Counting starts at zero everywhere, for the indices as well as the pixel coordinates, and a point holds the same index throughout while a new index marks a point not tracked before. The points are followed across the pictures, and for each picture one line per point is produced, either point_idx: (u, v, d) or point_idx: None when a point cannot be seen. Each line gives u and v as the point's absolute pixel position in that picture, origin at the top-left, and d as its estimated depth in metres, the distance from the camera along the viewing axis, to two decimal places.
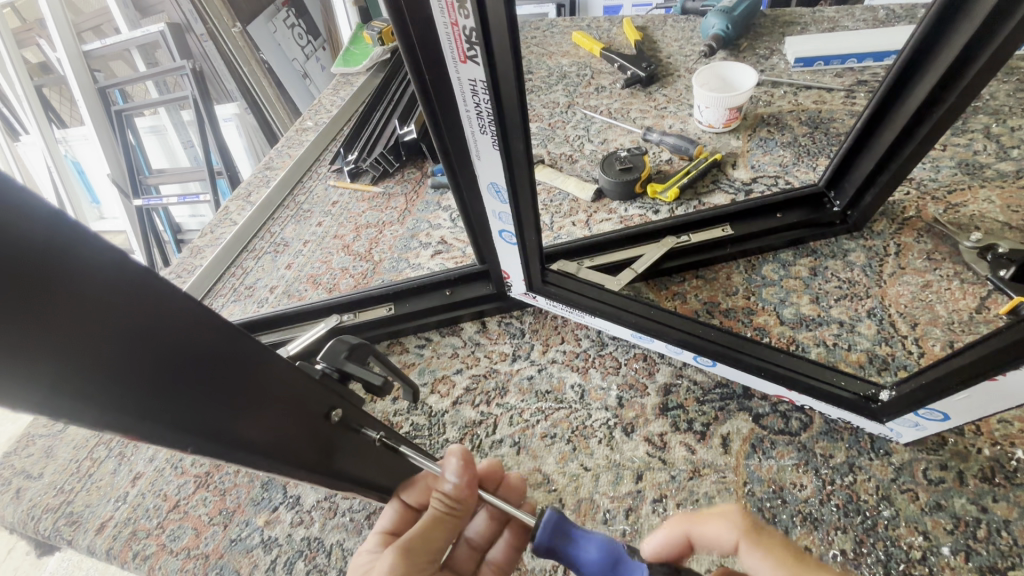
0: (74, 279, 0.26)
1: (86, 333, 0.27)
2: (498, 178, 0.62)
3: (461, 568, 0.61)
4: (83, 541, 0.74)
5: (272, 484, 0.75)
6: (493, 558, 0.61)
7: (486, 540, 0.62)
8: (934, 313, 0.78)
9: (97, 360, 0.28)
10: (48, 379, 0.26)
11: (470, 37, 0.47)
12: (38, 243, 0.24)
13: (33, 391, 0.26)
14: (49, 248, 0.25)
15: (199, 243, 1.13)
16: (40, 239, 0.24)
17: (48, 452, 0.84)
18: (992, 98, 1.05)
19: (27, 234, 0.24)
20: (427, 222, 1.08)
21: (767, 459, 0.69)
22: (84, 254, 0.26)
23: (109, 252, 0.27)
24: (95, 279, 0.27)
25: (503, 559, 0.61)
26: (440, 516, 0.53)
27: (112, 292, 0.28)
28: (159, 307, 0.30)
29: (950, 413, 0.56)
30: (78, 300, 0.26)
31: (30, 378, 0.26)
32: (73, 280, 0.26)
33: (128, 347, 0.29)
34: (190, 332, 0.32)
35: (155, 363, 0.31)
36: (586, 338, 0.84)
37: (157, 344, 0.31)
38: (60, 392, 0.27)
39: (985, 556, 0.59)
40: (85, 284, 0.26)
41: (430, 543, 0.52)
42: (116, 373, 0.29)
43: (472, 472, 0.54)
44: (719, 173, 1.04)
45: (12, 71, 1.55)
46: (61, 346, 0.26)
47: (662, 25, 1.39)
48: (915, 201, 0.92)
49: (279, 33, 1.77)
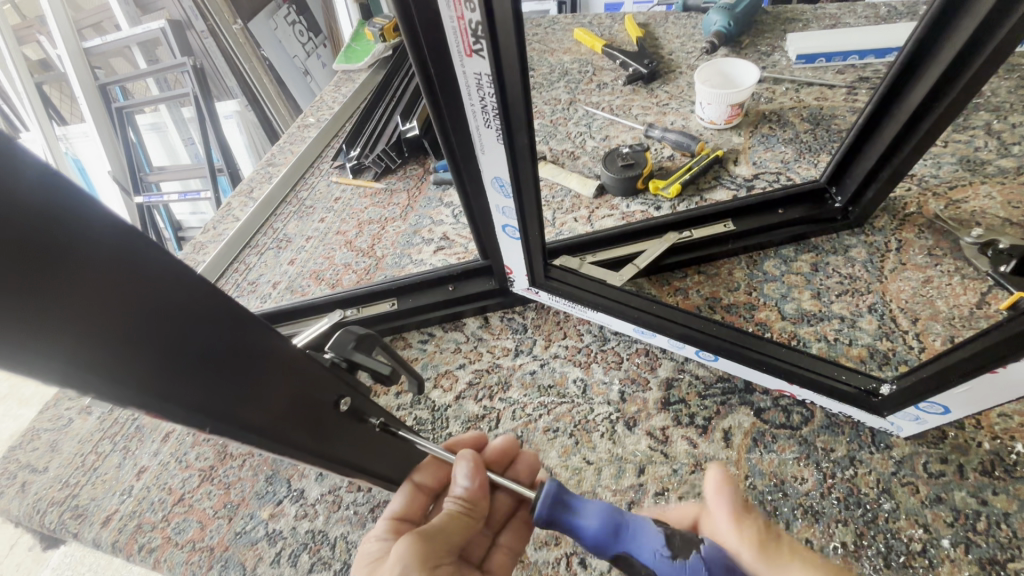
0: (86, 263, 0.26)
1: (98, 312, 0.27)
2: (502, 172, 0.62)
3: (471, 554, 0.61)
4: (88, 535, 0.74)
5: (276, 478, 0.76)
6: (502, 543, 0.62)
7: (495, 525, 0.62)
8: (934, 308, 0.78)
9: (108, 338, 0.28)
10: (63, 359, 0.27)
11: (476, 31, 0.48)
12: (58, 213, 0.25)
13: (52, 368, 0.27)
14: (64, 234, 0.25)
15: (201, 240, 1.14)
16: (55, 211, 0.25)
17: (53, 447, 0.84)
18: (993, 95, 1.05)
19: (39, 216, 0.24)
20: (429, 218, 1.08)
21: (768, 452, 0.69)
22: (96, 238, 0.27)
23: (119, 237, 0.27)
24: (106, 260, 0.27)
25: (513, 543, 0.62)
26: (457, 516, 0.54)
27: (125, 270, 0.28)
28: (171, 288, 0.31)
29: (951, 407, 0.57)
30: (92, 283, 0.27)
31: (48, 352, 0.26)
32: (85, 261, 0.26)
33: (142, 326, 0.30)
34: (200, 314, 0.33)
35: (168, 344, 0.31)
36: (588, 334, 0.84)
37: (168, 325, 0.31)
38: (76, 368, 0.27)
39: (984, 548, 0.59)
40: (99, 261, 0.27)
41: (448, 537, 0.52)
42: (130, 352, 0.29)
43: (484, 473, 0.56)
44: (720, 170, 1.04)
45: (13, 67, 1.54)
46: (77, 323, 0.27)
47: (664, 22, 1.39)
48: (916, 197, 0.92)
49: (281, 30, 1.76)
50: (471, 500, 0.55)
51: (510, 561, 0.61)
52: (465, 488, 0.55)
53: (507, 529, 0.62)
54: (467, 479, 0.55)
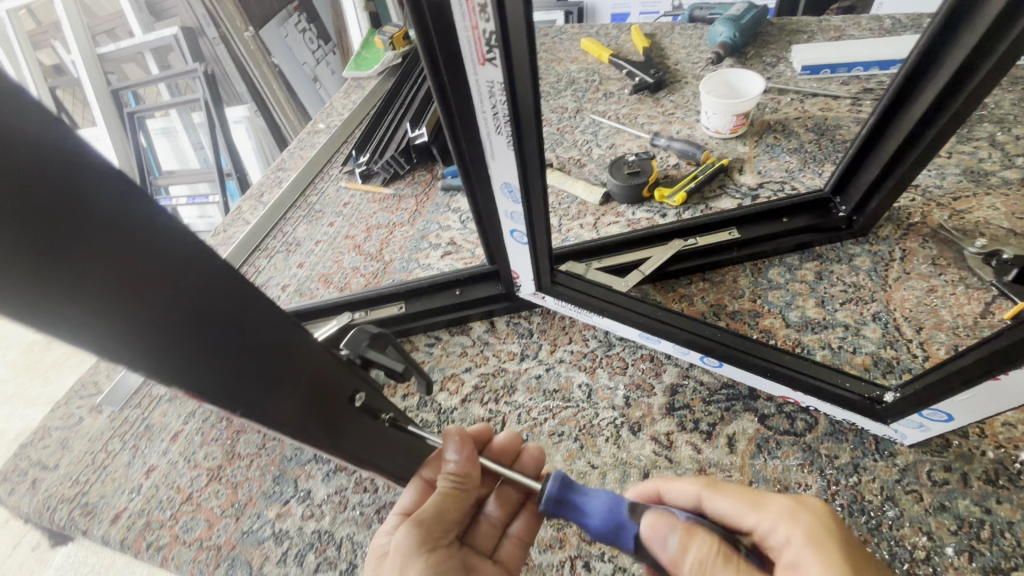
0: (137, 256, 0.29)
1: (141, 298, 0.29)
2: (511, 178, 0.63)
3: (480, 544, 0.63)
4: (97, 532, 0.75)
5: (283, 478, 0.76)
6: (513, 533, 0.63)
7: (505, 516, 0.65)
8: (938, 317, 0.79)
9: (149, 320, 0.30)
10: (104, 339, 0.28)
11: (489, 40, 0.49)
12: (102, 189, 0.26)
13: (95, 346, 0.28)
14: (124, 228, 0.28)
15: (212, 243, 1.15)
16: (75, 175, 0.25)
17: (64, 444, 0.86)
18: (996, 107, 1.06)
19: (105, 213, 0.27)
20: (437, 224, 1.10)
21: (772, 458, 0.70)
22: (148, 231, 0.29)
23: (167, 232, 0.30)
24: (154, 254, 0.29)
25: (523, 532, 0.63)
26: (449, 491, 0.56)
27: (158, 252, 0.30)
28: (196, 270, 0.32)
29: (954, 414, 0.57)
30: (140, 270, 0.29)
31: (83, 329, 0.27)
32: (136, 252, 0.29)
33: (166, 303, 0.31)
34: (220, 296, 0.34)
35: (189, 324, 0.32)
36: (594, 339, 0.85)
37: (188, 306, 0.32)
38: (110, 346, 0.29)
39: (988, 557, 0.59)
40: (137, 240, 0.28)
41: (444, 515, 0.55)
42: (155, 331, 0.31)
43: (472, 445, 0.58)
44: (725, 178, 1.05)
45: (29, 75, 1.60)
46: (118, 307, 0.28)
47: (670, 32, 1.41)
48: (920, 207, 0.93)
49: (291, 37, 1.79)
50: (461, 475, 0.57)
51: (521, 549, 0.63)
52: (455, 463, 0.57)
53: (518, 518, 0.64)
54: (454, 452, 0.57)
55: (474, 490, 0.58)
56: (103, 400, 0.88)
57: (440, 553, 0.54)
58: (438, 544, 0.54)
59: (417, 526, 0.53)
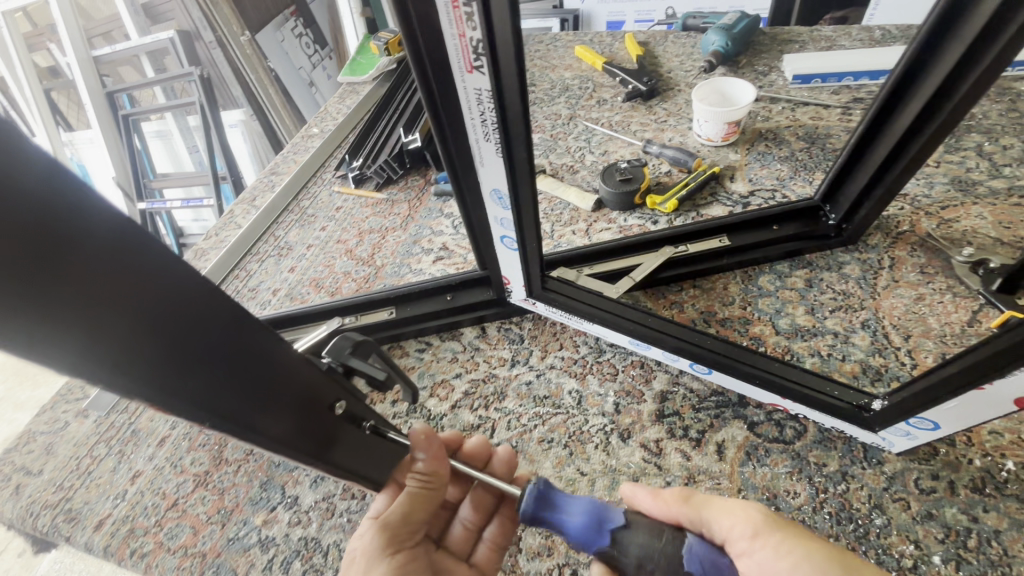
0: (119, 271, 0.30)
1: (120, 309, 0.30)
2: (500, 184, 0.64)
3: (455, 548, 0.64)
4: (80, 539, 0.74)
5: (271, 485, 0.76)
6: (487, 539, 0.64)
7: (480, 520, 0.65)
8: (926, 325, 0.79)
9: (128, 332, 0.31)
10: (81, 350, 0.29)
11: (476, 48, 0.49)
12: (88, 209, 0.27)
13: (72, 357, 0.29)
14: (107, 244, 0.29)
15: (204, 246, 1.15)
16: (51, 190, 0.26)
17: (49, 449, 0.85)
18: (984, 117, 1.07)
19: (91, 231, 0.28)
20: (430, 229, 1.10)
21: (761, 466, 0.70)
22: (131, 246, 0.30)
23: (148, 246, 0.31)
24: (134, 267, 0.30)
25: (498, 537, 0.64)
26: (417, 493, 0.56)
27: (140, 267, 0.30)
28: (178, 284, 0.33)
29: (941, 422, 0.57)
30: (122, 285, 0.30)
31: (62, 341, 0.28)
32: (118, 266, 0.29)
33: (145, 315, 0.31)
34: (200, 307, 0.34)
35: (172, 338, 0.33)
36: (584, 345, 0.85)
37: (161, 317, 0.32)
38: (87, 358, 0.29)
39: (975, 565, 0.59)
40: (120, 255, 0.29)
41: (410, 516, 0.55)
42: (134, 344, 0.31)
43: (440, 446, 0.57)
44: (717, 186, 1.06)
45: (23, 76, 1.59)
46: (98, 318, 0.29)
47: (663, 41, 1.42)
48: (909, 216, 0.93)
49: (287, 42, 1.79)
50: (429, 476, 0.57)
51: (496, 555, 0.63)
52: (423, 465, 0.57)
53: (492, 522, 0.64)
54: (422, 452, 0.56)
55: (442, 491, 0.58)
56: (90, 404, 0.88)
57: (403, 555, 0.54)
58: (402, 545, 0.55)
59: (381, 530, 0.53)
